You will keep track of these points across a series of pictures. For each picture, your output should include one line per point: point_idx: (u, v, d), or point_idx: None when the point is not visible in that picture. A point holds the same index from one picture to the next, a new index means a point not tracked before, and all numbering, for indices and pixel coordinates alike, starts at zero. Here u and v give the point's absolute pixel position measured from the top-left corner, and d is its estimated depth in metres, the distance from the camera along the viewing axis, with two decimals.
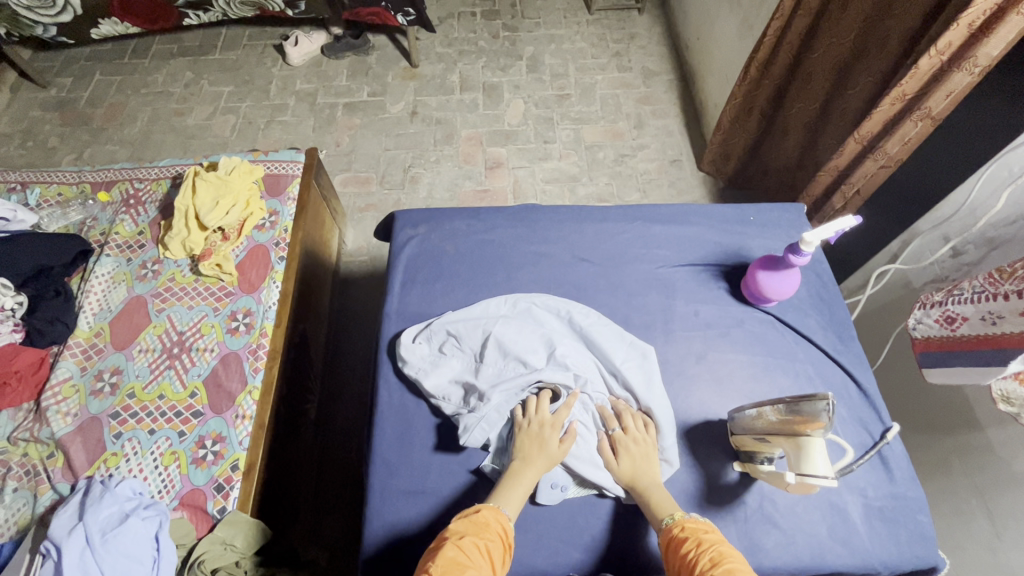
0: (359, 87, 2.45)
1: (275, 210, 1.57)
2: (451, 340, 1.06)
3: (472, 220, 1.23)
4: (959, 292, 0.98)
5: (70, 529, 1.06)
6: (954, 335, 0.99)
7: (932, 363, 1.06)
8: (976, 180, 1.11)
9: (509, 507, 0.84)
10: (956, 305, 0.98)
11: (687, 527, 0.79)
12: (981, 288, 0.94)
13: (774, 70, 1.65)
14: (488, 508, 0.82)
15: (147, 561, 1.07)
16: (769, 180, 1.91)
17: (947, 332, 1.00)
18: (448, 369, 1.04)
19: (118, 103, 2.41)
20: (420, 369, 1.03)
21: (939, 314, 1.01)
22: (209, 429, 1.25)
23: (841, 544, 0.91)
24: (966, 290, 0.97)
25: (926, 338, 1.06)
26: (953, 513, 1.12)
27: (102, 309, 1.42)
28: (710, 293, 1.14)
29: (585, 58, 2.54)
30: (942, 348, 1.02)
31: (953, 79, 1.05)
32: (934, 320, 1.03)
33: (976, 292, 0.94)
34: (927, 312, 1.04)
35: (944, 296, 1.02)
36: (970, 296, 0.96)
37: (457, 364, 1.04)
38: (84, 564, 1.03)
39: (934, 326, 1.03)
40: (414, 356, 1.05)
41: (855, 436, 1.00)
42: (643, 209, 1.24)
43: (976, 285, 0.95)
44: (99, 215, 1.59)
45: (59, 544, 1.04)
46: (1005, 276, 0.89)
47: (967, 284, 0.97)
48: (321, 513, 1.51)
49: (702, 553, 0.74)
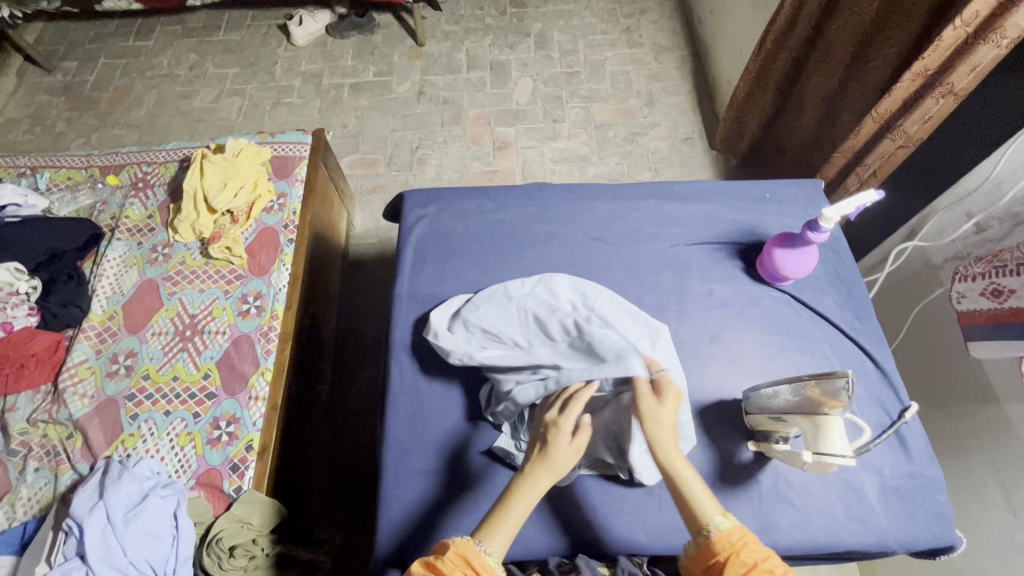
0: (365, 67, 2.41)
1: (283, 191, 1.56)
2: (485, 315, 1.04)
3: (482, 200, 1.21)
4: (1002, 264, 0.97)
5: (91, 508, 1.09)
6: (1001, 307, 0.97)
7: (975, 337, 1.03)
8: (1000, 155, 1.07)
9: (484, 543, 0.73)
10: (1003, 278, 0.97)
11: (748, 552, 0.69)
12: None
13: (790, 44, 1.60)
14: (454, 545, 0.72)
15: (167, 538, 1.09)
16: (785, 158, 1.87)
17: (995, 305, 0.98)
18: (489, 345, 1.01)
19: (124, 87, 2.40)
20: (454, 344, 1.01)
21: (985, 286, 1.00)
22: (223, 410, 1.26)
23: (857, 523, 0.90)
24: (1009, 261, 0.96)
25: (971, 312, 1.03)
26: (970, 493, 1.11)
27: (115, 292, 1.43)
28: (725, 272, 1.12)
29: (595, 34, 2.48)
30: (992, 322, 0.99)
31: (978, 52, 1.01)
32: (979, 293, 1.01)
33: (1021, 262, 0.93)
34: (971, 285, 1.02)
35: (986, 268, 1.00)
36: (1016, 267, 0.94)
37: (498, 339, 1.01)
38: (106, 541, 1.06)
39: (980, 300, 1.01)
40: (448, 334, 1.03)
41: (872, 415, 0.98)
42: (656, 186, 1.22)
43: (1019, 254, 0.95)
44: (109, 199, 1.59)
45: (80, 522, 1.07)
46: None
47: (1009, 255, 0.96)
48: (335, 492, 1.53)
49: None
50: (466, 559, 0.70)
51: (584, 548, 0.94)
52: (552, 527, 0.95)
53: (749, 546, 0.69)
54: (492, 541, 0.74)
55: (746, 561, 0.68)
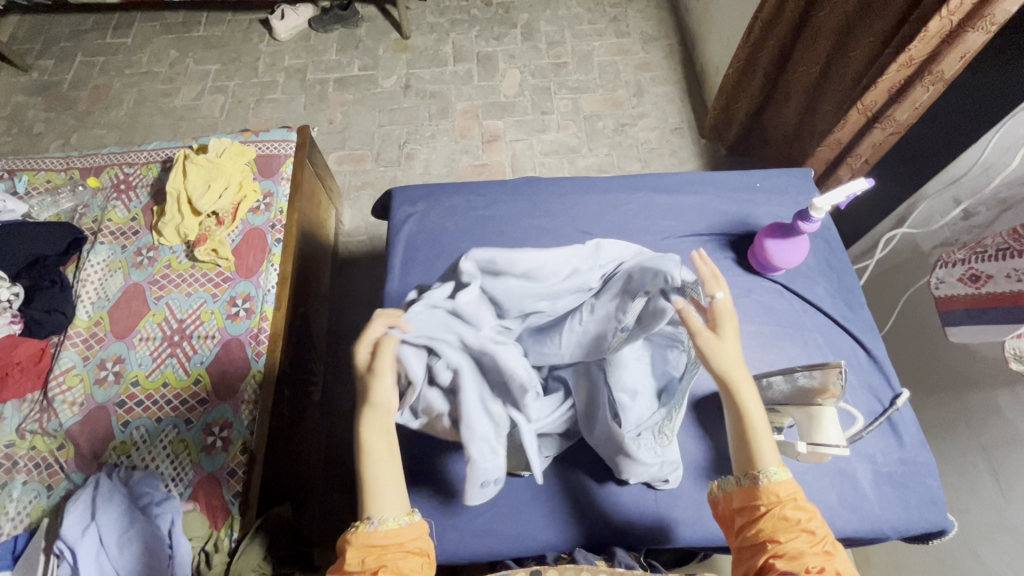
0: (349, 61, 2.38)
1: (269, 190, 1.54)
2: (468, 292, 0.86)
3: (472, 195, 1.18)
4: (982, 250, 0.98)
5: (83, 531, 1.10)
6: (980, 294, 0.97)
7: (954, 323, 1.04)
8: (990, 138, 1.06)
9: (377, 517, 0.74)
10: (980, 263, 0.97)
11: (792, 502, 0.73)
12: (1005, 244, 0.93)
13: (777, 31, 1.59)
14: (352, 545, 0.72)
15: (161, 560, 1.09)
16: (771, 147, 1.88)
17: (974, 291, 0.98)
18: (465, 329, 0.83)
19: (103, 85, 2.35)
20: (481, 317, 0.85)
21: (963, 272, 1.01)
22: (216, 416, 1.25)
23: (851, 510, 0.91)
24: (990, 247, 0.96)
25: (949, 296, 1.04)
26: (960, 475, 1.13)
27: (100, 298, 1.40)
28: (716, 264, 1.11)
29: (581, 24, 2.46)
30: (967, 307, 1.00)
31: (968, 38, 0.99)
32: (957, 278, 1.02)
33: (1000, 250, 0.93)
34: (951, 271, 1.04)
35: (966, 254, 1.01)
36: (993, 253, 0.95)
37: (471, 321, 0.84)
38: (101, 564, 1.08)
39: (958, 284, 1.02)
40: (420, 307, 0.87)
41: (864, 403, 0.99)
42: (647, 178, 1.20)
43: (1000, 241, 0.94)
44: (90, 202, 1.56)
45: (73, 546, 1.08)
46: None
47: (991, 241, 0.97)
48: (332, 491, 1.53)
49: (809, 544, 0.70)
50: (370, 546, 0.72)
51: (581, 544, 0.94)
52: (549, 524, 0.95)
53: (796, 503, 0.72)
54: (381, 509, 0.74)
55: (789, 517, 0.72)
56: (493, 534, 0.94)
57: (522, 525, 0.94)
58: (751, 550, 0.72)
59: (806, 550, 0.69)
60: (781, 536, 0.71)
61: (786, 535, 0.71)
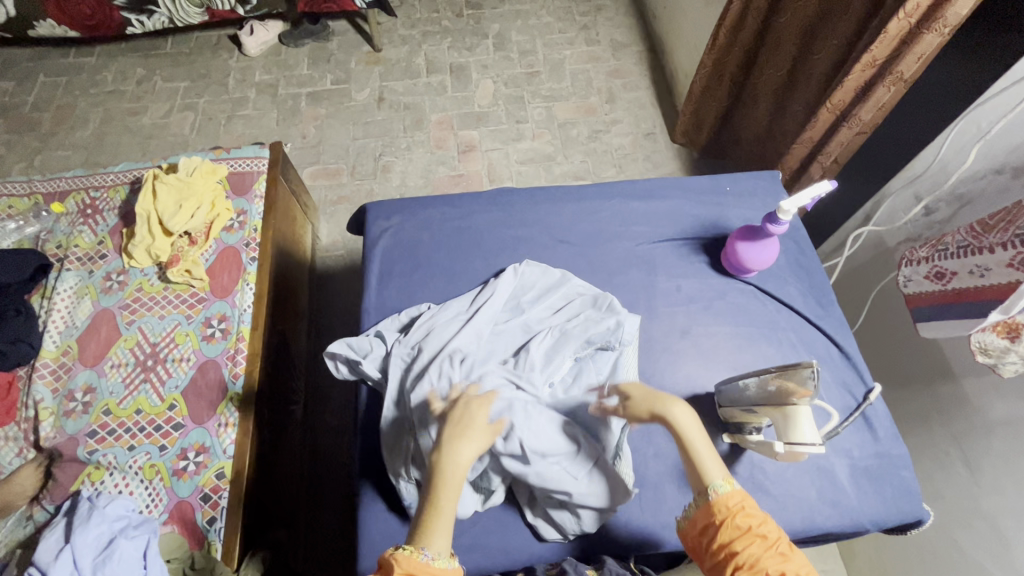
0: (322, 75, 2.37)
1: (242, 209, 1.51)
2: (461, 302, 0.99)
3: (447, 207, 1.14)
4: (943, 248, 1.02)
5: (56, 554, 1.04)
6: (944, 289, 1.02)
7: (923, 318, 1.07)
8: (945, 136, 1.09)
9: (431, 547, 0.66)
10: (943, 260, 1.02)
11: (739, 509, 0.72)
12: (965, 241, 0.98)
13: (742, 37, 1.63)
14: (401, 562, 0.64)
15: None
16: (741, 148, 1.93)
17: (938, 287, 1.03)
18: (444, 335, 0.92)
19: (67, 105, 2.30)
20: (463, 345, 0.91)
21: (928, 269, 1.05)
22: (192, 440, 1.23)
23: (830, 505, 0.92)
24: (950, 244, 1.01)
25: (917, 293, 1.08)
26: (934, 464, 1.16)
27: (67, 326, 1.37)
28: (691, 267, 1.11)
29: (552, 33, 2.49)
30: (931, 305, 1.05)
31: (924, 41, 1.02)
32: (923, 276, 1.06)
33: (961, 246, 0.99)
34: (916, 268, 1.07)
35: (929, 252, 1.05)
36: (954, 250, 1.00)
37: (469, 324, 0.94)
38: None
39: (924, 282, 1.06)
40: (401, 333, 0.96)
41: (839, 399, 1.00)
42: (619, 184, 1.19)
43: (960, 238, 1.00)
44: (54, 227, 1.52)
45: (45, 569, 1.01)
46: (987, 228, 0.94)
47: (951, 238, 1.02)
48: (316, 512, 1.50)
49: (766, 554, 0.67)
50: (413, 575, 0.63)
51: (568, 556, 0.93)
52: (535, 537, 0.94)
53: (745, 512, 0.71)
54: (437, 541, 0.67)
55: (741, 525, 0.70)
56: (479, 549, 0.93)
57: (507, 540, 0.93)
58: (719, 573, 0.70)
59: (759, 558, 0.67)
60: (735, 548, 0.69)
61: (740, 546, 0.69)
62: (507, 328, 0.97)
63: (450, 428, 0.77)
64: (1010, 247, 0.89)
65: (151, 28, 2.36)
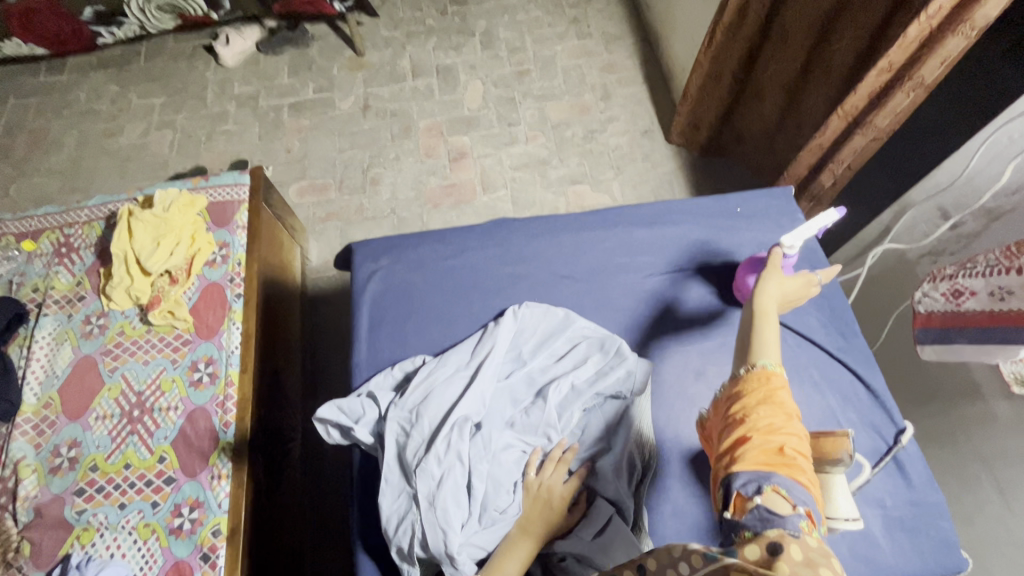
0: (303, 84, 2.27)
1: (225, 241, 1.44)
2: (460, 355, 0.92)
3: (439, 244, 1.07)
4: (972, 266, 0.91)
5: None
6: (958, 312, 0.93)
7: (937, 341, 0.99)
8: (976, 147, 1.01)
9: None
10: (965, 279, 0.91)
11: (773, 381, 0.66)
12: (995, 261, 0.86)
13: (743, 33, 1.54)
14: None
15: None
16: (745, 146, 1.85)
17: (952, 307, 0.94)
18: (445, 399, 0.86)
19: (40, 129, 2.20)
20: (467, 410, 0.85)
21: (947, 287, 0.95)
22: (185, 495, 1.17)
23: (864, 562, 0.85)
24: (980, 263, 0.90)
25: (928, 312, 1.00)
26: (964, 490, 1.10)
27: (48, 376, 1.31)
28: (703, 299, 1.03)
29: (541, 28, 2.38)
30: (941, 326, 0.98)
31: (948, 43, 0.96)
32: (940, 294, 0.97)
33: (990, 266, 0.87)
34: (935, 285, 0.98)
35: (956, 269, 0.95)
36: (982, 269, 0.88)
37: (471, 383, 0.87)
38: None
39: (939, 300, 0.97)
40: (395, 393, 0.89)
41: (868, 442, 0.94)
42: (621, 210, 1.11)
43: (991, 258, 0.88)
44: (26, 268, 1.44)
45: None
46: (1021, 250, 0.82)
47: (983, 257, 0.90)
48: (319, 554, 1.44)
49: (788, 425, 0.63)
50: None
51: None
52: None
53: (782, 388, 0.66)
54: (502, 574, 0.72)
55: (771, 394, 0.65)
56: None
57: None
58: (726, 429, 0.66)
59: (782, 425, 0.63)
60: (754, 409, 0.65)
61: (756, 409, 0.65)
62: (510, 383, 0.91)
63: (529, 514, 0.77)
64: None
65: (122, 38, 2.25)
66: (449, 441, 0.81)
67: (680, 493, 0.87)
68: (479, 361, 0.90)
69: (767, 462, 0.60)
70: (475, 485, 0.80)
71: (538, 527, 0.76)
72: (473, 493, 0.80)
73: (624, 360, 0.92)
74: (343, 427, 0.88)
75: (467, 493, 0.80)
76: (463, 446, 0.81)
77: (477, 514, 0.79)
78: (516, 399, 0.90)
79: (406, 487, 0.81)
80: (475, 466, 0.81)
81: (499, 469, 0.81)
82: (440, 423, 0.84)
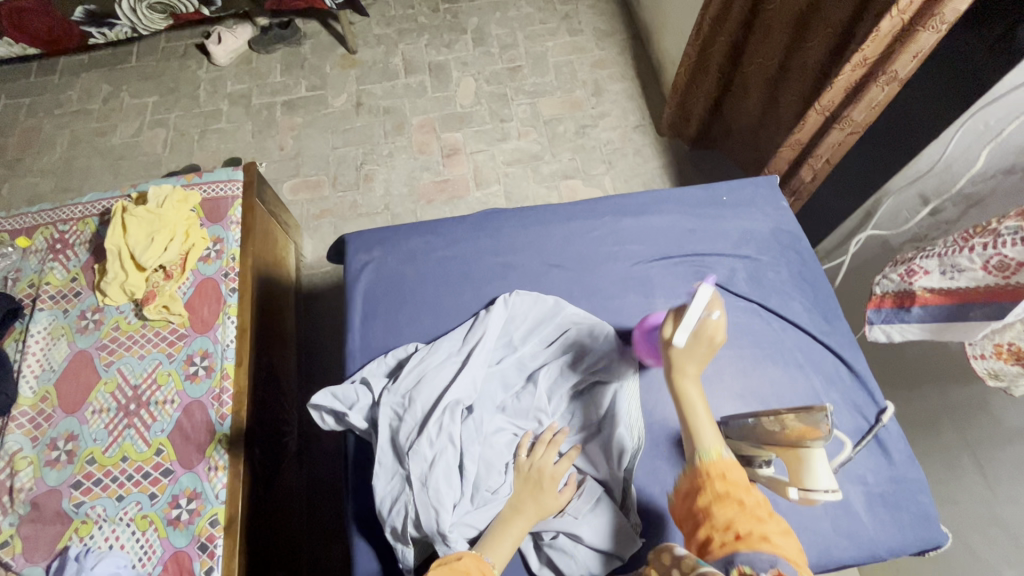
0: (296, 82, 2.28)
1: (219, 236, 1.45)
2: (452, 342, 0.94)
3: (430, 235, 1.08)
4: (929, 248, 0.94)
5: None
6: (911, 291, 0.95)
7: (892, 322, 1.00)
8: (952, 134, 1.04)
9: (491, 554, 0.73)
10: (921, 259, 0.94)
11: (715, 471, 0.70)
12: (953, 243, 0.90)
13: (728, 26, 1.55)
14: (469, 556, 0.70)
15: None
16: (733, 140, 1.87)
17: (905, 287, 0.96)
18: (436, 385, 0.87)
19: (32, 129, 2.20)
20: (459, 395, 0.86)
21: (902, 268, 0.96)
22: (183, 487, 1.18)
23: (847, 537, 0.87)
24: (939, 245, 0.93)
25: (883, 294, 1.01)
26: (947, 470, 1.13)
27: (44, 370, 1.32)
28: (691, 286, 1.05)
29: (533, 24, 2.39)
30: (895, 306, 0.99)
31: (920, 38, 0.96)
32: (895, 276, 0.98)
33: (948, 248, 0.90)
34: (892, 268, 0.99)
35: (914, 253, 0.97)
36: (940, 250, 0.91)
37: (463, 368, 0.89)
38: None
39: (895, 282, 0.98)
40: (388, 379, 0.91)
41: (850, 422, 0.96)
42: (610, 200, 1.13)
43: (948, 242, 0.91)
44: (22, 265, 1.45)
45: None
46: (977, 231, 0.86)
47: (942, 241, 0.93)
48: (316, 544, 1.45)
49: (739, 509, 0.66)
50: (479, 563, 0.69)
51: None
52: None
53: (727, 474, 0.70)
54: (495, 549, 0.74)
55: (718, 486, 0.69)
56: None
57: None
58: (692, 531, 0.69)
59: (732, 510, 0.66)
60: (704, 502, 0.68)
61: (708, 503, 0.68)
62: (501, 369, 0.93)
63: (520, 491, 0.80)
64: (990, 248, 0.82)
65: (114, 37, 2.25)
66: (441, 425, 0.83)
67: (669, 474, 0.89)
68: (470, 348, 0.92)
69: (728, 552, 0.62)
70: (467, 466, 0.81)
71: (530, 504, 0.78)
72: (466, 474, 0.81)
73: (612, 347, 0.94)
74: (337, 413, 0.90)
75: (459, 474, 0.82)
76: (455, 430, 0.83)
77: (469, 494, 0.81)
78: (508, 384, 0.92)
79: (399, 469, 0.82)
80: (467, 447, 0.83)
81: (489, 450, 0.84)
82: (431, 408, 0.85)
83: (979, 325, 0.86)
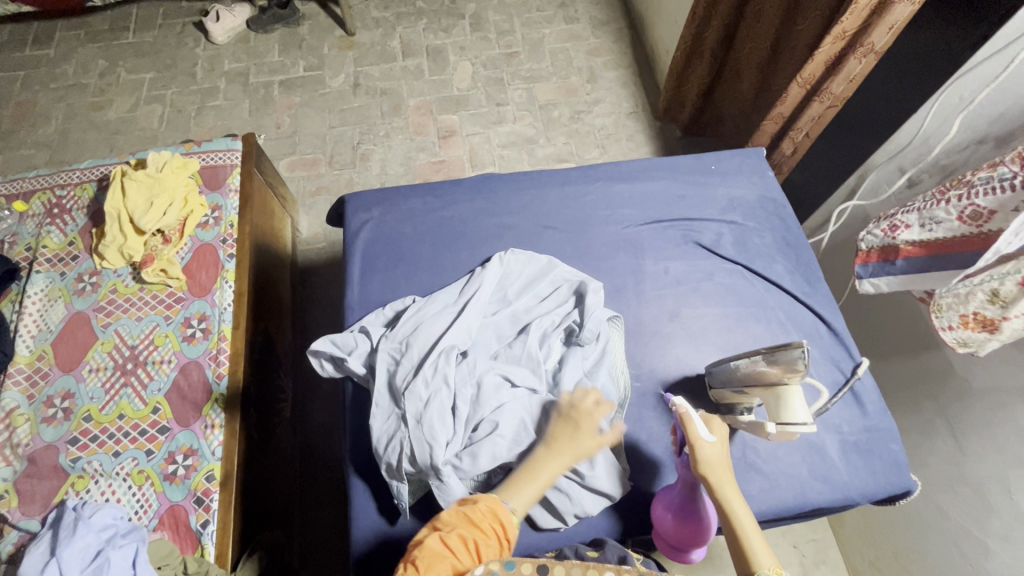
0: (294, 62, 2.29)
1: (217, 204, 1.47)
2: (448, 294, 0.98)
3: (428, 197, 1.12)
4: (909, 203, 1.00)
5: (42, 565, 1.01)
6: (895, 244, 1.00)
7: (881, 275, 1.05)
8: (928, 108, 1.08)
9: (512, 501, 0.74)
10: (902, 214, 0.99)
11: None
12: (930, 197, 0.96)
13: (721, 10, 1.60)
14: (484, 500, 0.72)
15: None
16: (724, 126, 1.92)
17: (889, 241, 1.01)
18: (432, 332, 0.91)
19: (26, 102, 2.20)
20: (454, 341, 0.90)
21: (886, 224, 1.01)
22: (179, 444, 1.20)
23: (822, 481, 0.93)
24: (917, 201, 0.98)
25: (868, 250, 1.06)
26: (919, 433, 1.18)
27: (41, 330, 1.33)
28: (678, 249, 1.09)
29: (530, 12, 2.43)
30: (881, 260, 1.04)
31: (895, 10, 1.04)
32: (879, 231, 1.03)
33: (926, 202, 0.96)
34: (877, 224, 1.04)
35: (895, 210, 1.02)
36: (918, 205, 0.97)
37: (458, 317, 0.93)
38: None
39: (879, 237, 1.03)
40: (387, 328, 0.95)
41: (828, 375, 1.01)
42: (602, 167, 1.17)
43: (925, 198, 0.97)
44: (19, 229, 1.46)
45: None
46: (954, 185, 0.92)
47: (920, 198, 0.98)
48: (309, 508, 1.49)
49: None
50: (496, 513, 0.71)
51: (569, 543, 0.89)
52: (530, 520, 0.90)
53: None
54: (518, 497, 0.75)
55: None
56: None
57: None
58: None
59: None
60: None
61: None
62: (495, 320, 0.96)
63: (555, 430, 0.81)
64: (965, 198, 0.89)
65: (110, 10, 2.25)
66: (436, 368, 0.87)
67: (654, 422, 0.95)
68: (466, 301, 0.96)
69: None
70: (459, 407, 0.85)
71: (568, 444, 0.79)
72: (459, 413, 0.85)
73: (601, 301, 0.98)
74: (335, 359, 0.94)
75: (452, 414, 0.85)
76: (449, 372, 0.87)
77: (462, 431, 0.85)
78: (500, 335, 0.96)
79: (395, 409, 0.86)
80: (460, 389, 0.86)
81: (482, 392, 0.87)
82: (427, 353, 0.89)
83: (953, 273, 0.93)
